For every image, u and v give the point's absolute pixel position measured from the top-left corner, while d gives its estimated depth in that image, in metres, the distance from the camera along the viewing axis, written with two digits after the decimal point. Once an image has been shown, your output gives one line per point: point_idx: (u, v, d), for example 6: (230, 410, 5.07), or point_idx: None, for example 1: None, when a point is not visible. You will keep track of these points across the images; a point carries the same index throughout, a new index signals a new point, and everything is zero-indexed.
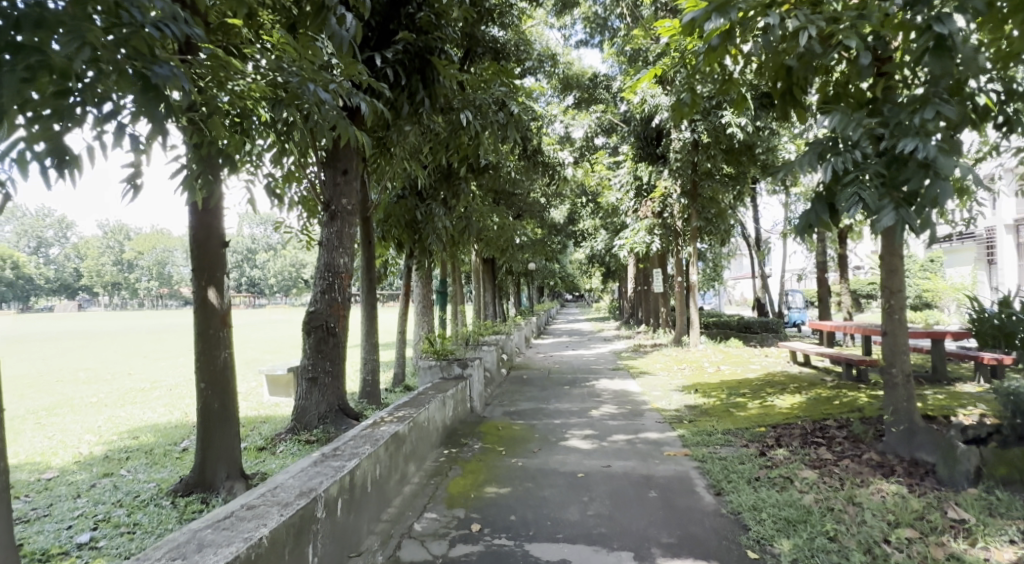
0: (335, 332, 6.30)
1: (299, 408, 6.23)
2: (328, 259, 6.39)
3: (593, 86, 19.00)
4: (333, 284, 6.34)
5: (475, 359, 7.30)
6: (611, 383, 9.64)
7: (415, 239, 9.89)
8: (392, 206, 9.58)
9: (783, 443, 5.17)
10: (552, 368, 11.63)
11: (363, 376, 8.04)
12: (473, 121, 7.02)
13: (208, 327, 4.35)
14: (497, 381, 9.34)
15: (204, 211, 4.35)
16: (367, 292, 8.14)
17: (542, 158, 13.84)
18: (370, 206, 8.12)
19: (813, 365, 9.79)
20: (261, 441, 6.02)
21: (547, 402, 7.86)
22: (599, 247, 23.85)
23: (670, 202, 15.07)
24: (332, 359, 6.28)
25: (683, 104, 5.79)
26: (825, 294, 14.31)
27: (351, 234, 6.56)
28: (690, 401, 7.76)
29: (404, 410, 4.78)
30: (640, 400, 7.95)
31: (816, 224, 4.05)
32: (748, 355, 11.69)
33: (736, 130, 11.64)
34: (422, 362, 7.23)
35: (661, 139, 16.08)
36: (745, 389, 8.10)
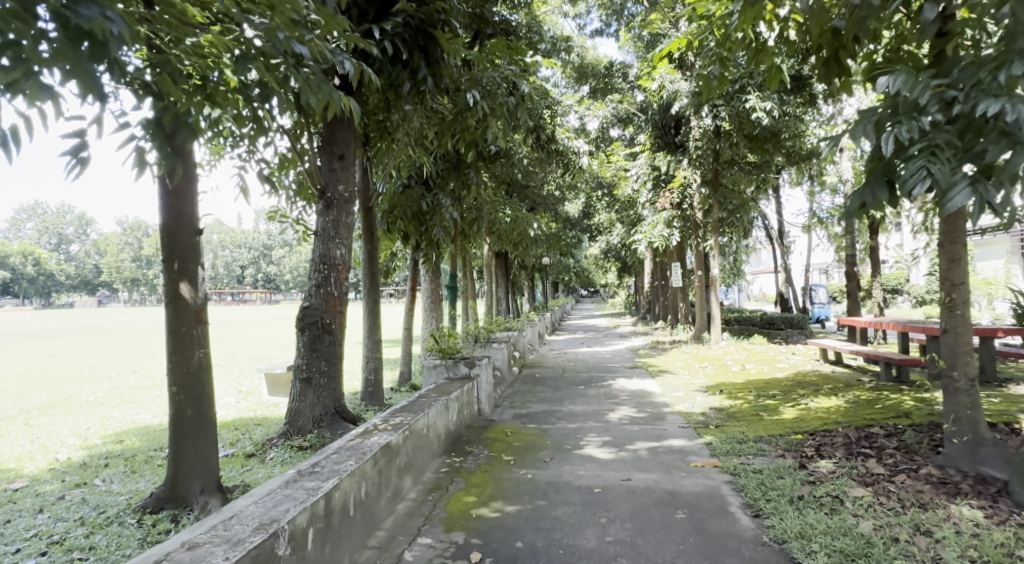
0: (331, 329, 5.85)
1: (293, 410, 5.77)
2: (323, 250, 5.93)
3: (609, 75, 18.47)
4: (330, 277, 5.89)
5: (484, 358, 6.81)
6: (629, 382, 9.11)
7: (423, 231, 9.43)
8: (397, 195, 9.10)
9: (825, 455, 4.61)
10: (566, 365, 11.12)
11: (366, 376, 7.57)
12: (480, 102, 6.50)
13: (180, 324, 3.88)
14: (508, 380, 8.84)
15: (176, 195, 3.88)
16: (369, 287, 7.68)
17: (556, 147, 13.35)
18: (372, 194, 7.65)
19: (845, 363, 9.18)
20: (251, 446, 5.58)
21: (560, 404, 7.35)
22: (615, 241, 23.29)
23: (689, 193, 14.47)
24: (328, 359, 5.83)
25: (714, 78, 5.36)
26: (852, 289, 13.63)
27: (348, 223, 6.09)
28: (715, 403, 7.20)
29: (401, 417, 4.30)
30: (660, 401, 7.43)
31: (872, 205, 3.39)
32: (774, 352, 11.08)
33: (762, 115, 11.07)
34: (427, 361, 6.75)
35: (680, 128, 15.47)
36: (774, 391, 7.53)
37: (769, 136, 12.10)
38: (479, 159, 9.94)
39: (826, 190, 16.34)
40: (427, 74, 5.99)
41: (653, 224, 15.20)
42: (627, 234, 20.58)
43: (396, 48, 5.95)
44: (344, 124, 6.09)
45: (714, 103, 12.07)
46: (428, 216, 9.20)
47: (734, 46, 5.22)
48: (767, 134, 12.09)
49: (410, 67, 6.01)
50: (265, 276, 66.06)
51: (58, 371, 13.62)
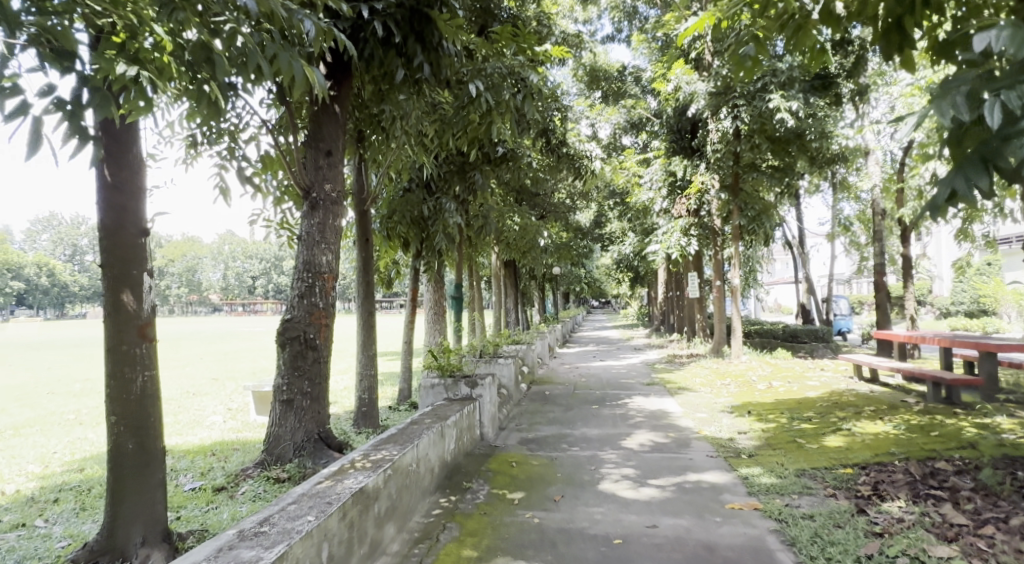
0: (315, 345, 5.24)
1: (271, 436, 5.14)
2: (307, 256, 5.33)
3: (621, 79, 17.91)
4: (315, 286, 5.29)
5: (487, 376, 6.15)
6: (647, 401, 8.40)
7: (425, 236, 8.85)
8: (397, 199, 8.53)
9: (886, 496, 3.90)
10: (578, 381, 10.41)
11: (359, 395, 6.91)
12: (484, 93, 5.84)
13: (121, 342, 3.26)
14: (515, 399, 8.17)
15: (116, 189, 3.27)
16: (363, 297, 7.05)
17: (567, 152, 12.74)
18: (367, 196, 7.16)
19: (882, 381, 8.42)
20: (223, 477, 4.94)
21: (571, 427, 6.66)
22: (627, 251, 22.62)
23: (707, 199, 13.80)
24: (312, 379, 5.21)
25: (748, 57, 4.71)
26: (881, 300, 12.84)
27: (336, 227, 5.47)
28: (744, 427, 6.48)
29: (383, 451, 3.65)
30: (683, 423, 6.74)
31: (967, 191, 2.69)
32: (801, 368, 10.32)
33: (786, 115, 10.40)
34: (424, 379, 6.11)
35: (697, 132, 15.02)
36: (809, 412, 6.79)
37: (793, 138, 11.44)
38: (485, 161, 9.34)
39: (849, 197, 15.61)
40: (424, 62, 5.40)
41: (669, 233, 14.54)
42: (640, 243, 19.91)
43: (389, 31, 5.35)
44: (331, 117, 5.49)
45: (734, 102, 11.44)
46: (431, 221, 8.61)
47: (769, 23, 4.58)
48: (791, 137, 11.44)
49: (406, 52, 5.42)
50: (275, 287, 65.86)
51: (51, 385, 13.15)
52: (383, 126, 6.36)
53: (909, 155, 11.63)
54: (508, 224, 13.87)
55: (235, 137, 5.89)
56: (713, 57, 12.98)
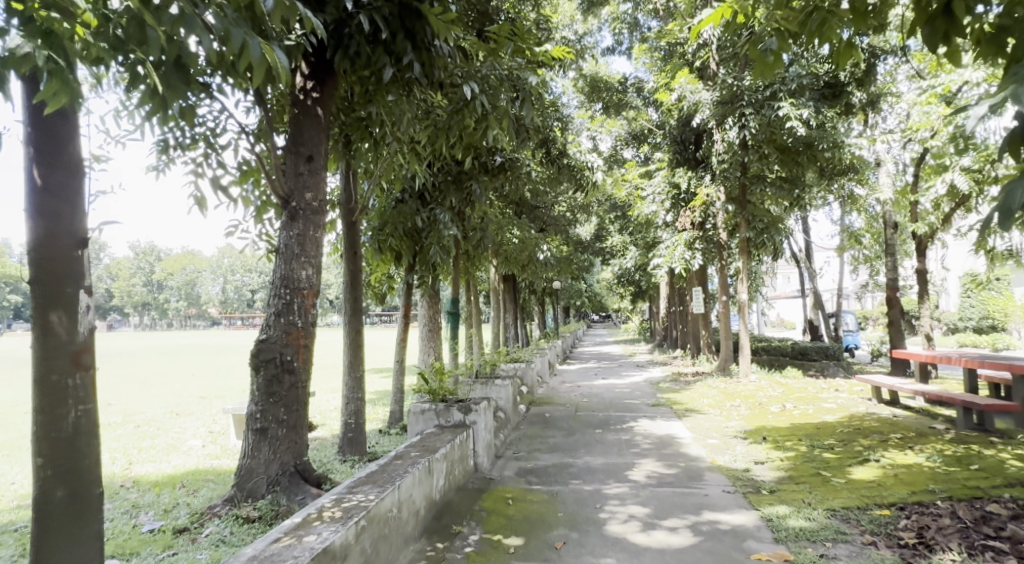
0: (293, 369, 4.76)
1: (242, 469, 4.63)
2: (284, 270, 4.88)
3: (622, 91, 17.59)
4: (293, 303, 4.84)
5: (482, 401, 5.66)
6: (654, 424, 7.91)
7: (419, 249, 8.42)
8: (388, 209, 8.11)
9: (935, 546, 3.42)
10: (580, 402, 9.90)
11: (345, 420, 6.43)
12: (479, 96, 5.41)
13: (49, 372, 2.76)
14: (513, 422, 7.68)
15: (47, 192, 2.79)
16: (350, 314, 6.56)
17: (568, 163, 12.36)
18: (356, 207, 6.75)
19: (903, 405, 7.92)
20: (187, 515, 4.45)
21: (573, 456, 6.16)
22: (629, 265, 22.18)
23: (713, 212, 13.39)
24: (288, 406, 4.73)
25: (769, 53, 4.25)
26: (895, 316, 12.35)
27: (317, 239, 5.03)
28: (761, 456, 5.98)
29: (358, 497, 3.17)
30: (694, 451, 6.24)
31: None
32: (814, 389, 9.81)
33: (797, 122, 10.01)
34: (414, 404, 5.54)
35: (700, 143, 14.93)
36: (830, 440, 6.30)
37: (804, 149, 11.04)
38: (481, 170, 8.94)
39: (857, 210, 15.21)
40: (413, 60, 4.98)
41: (673, 247, 14.09)
42: (642, 257, 19.45)
43: (376, 26, 4.93)
44: (313, 121, 5.06)
45: (742, 111, 11.07)
46: (425, 232, 8.19)
47: (791, 16, 4.16)
48: (802, 147, 11.04)
49: (394, 50, 4.99)
50: None
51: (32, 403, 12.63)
52: (371, 132, 5.94)
53: (921, 166, 11.23)
54: (507, 237, 13.43)
55: (212, 143, 5.41)
56: (718, 66, 12.66)
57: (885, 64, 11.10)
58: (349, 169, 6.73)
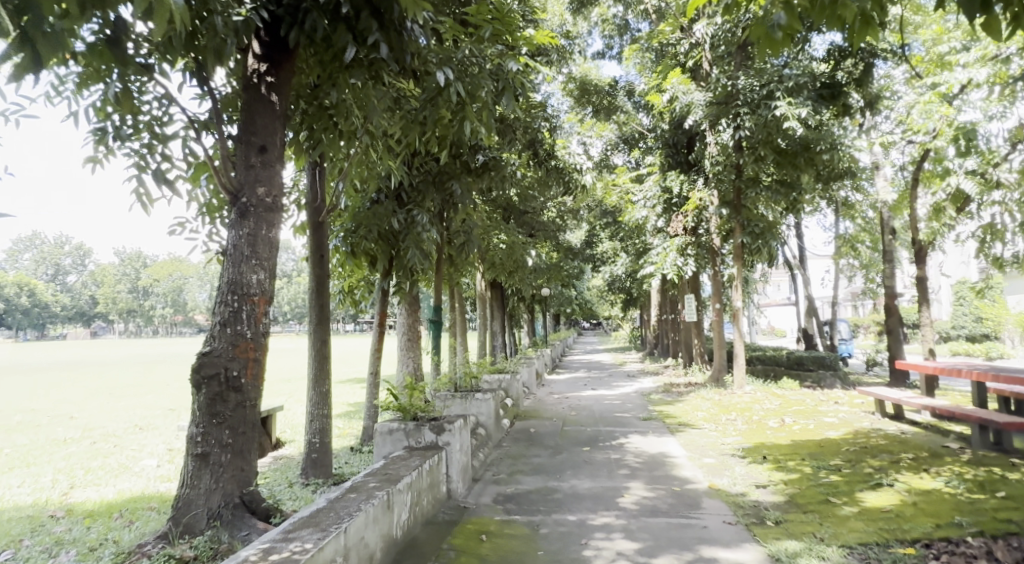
0: (239, 386, 4.22)
1: (180, 500, 4.07)
2: (232, 274, 4.34)
3: (612, 94, 17.21)
4: (242, 311, 4.30)
5: (457, 420, 5.14)
6: (645, 441, 7.40)
7: (395, 252, 7.88)
8: (362, 210, 7.58)
9: None
10: (567, 415, 9.37)
11: (308, 439, 5.87)
12: (453, 82, 4.89)
13: None
14: (494, 439, 7.14)
15: None
16: (316, 322, 6.01)
17: (557, 165, 11.93)
18: (324, 206, 6.21)
19: (909, 420, 7.46)
20: (111, 555, 3.86)
21: (558, 478, 5.63)
22: (619, 272, 21.74)
23: (707, 216, 12.98)
24: (234, 428, 4.18)
25: (777, 29, 3.74)
26: (893, 325, 11.93)
27: (270, 239, 4.49)
28: (762, 479, 5.46)
29: (290, 548, 2.62)
30: (690, 473, 5.73)
31: None
32: (813, 402, 9.34)
33: (795, 122, 9.60)
34: (381, 424, 5.03)
35: (693, 147, 14.54)
36: (837, 460, 5.81)
37: (800, 151, 10.65)
38: (463, 171, 8.42)
39: (853, 216, 14.83)
40: (378, 40, 4.45)
41: (664, 253, 13.65)
42: (633, 264, 19.01)
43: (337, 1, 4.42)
44: (267, 108, 4.53)
45: (738, 112, 10.66)
46: (402, 235, 7.65)
47: None
48: (799, 149, 10.64)
49: (358, 28, 4.46)
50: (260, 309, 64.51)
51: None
52: (337, 123, 5.39)
53: (921, 170, 10.84)
54: (494, 242, 12.94)
55: (157, 133, 4.83)
56: (711, 67, 12.30)
57: (884, 64, 10.72)
58: (316, 165, 6.20)
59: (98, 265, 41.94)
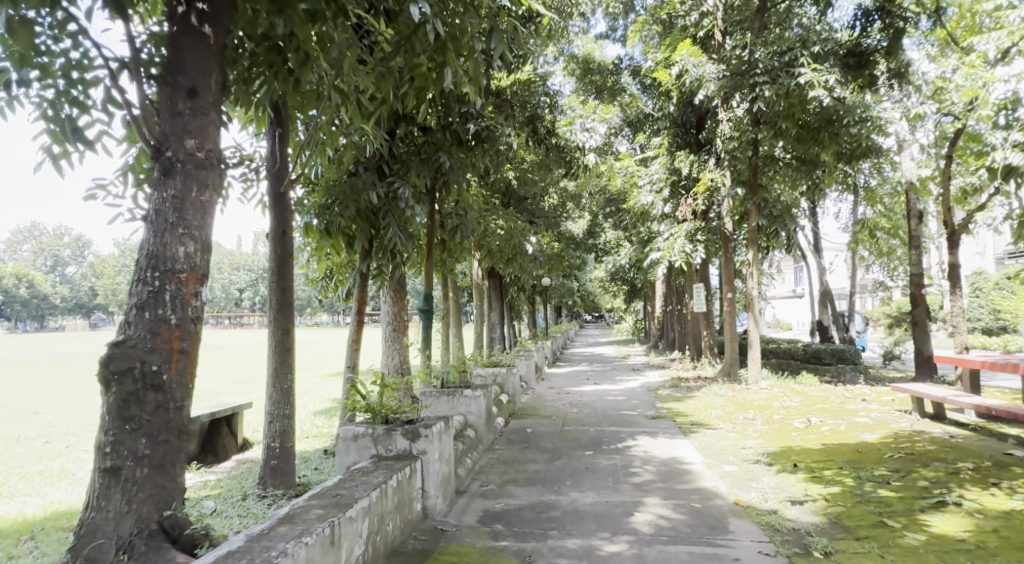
0: (160, 384, 3.38)
1: (83, 525, 3.24)
2: (152, 245, 3.49)
3: (616, 74, 16.39)
4: (166, 291, 3.47)
5: (436, 424, 4.32)
6: (655, 443, 6.59)
7: (375, 230, 7.00)
8: (337, 182, 6.76)
9: None
10: (568, 413, 8.56)
11: (266, 444, 5.05)
12: (431, 16, 4.01)
13: None
14: (485, 441, 6.32)
15: None
16: (277, 308, 5.18)
17: (557, 144, 11.04)
18: (288, 174, 5.36)
19: (952, 420, 6.64)
20: None
21: (555, 491, 4.81)
22: (623, 262, 20.90)
23: (719, 199, 12.15)
24: (152, 436, 3.34)
25: None
26: (919, 316, 11.08)
27: (202, 203, 3.65)
28: (796, 493, 4.63)
29: None
30: (711, 485, 4.89)
31: None
32: (839, 400, 8.52)
33: (822, 90, 8.75)
34: (344, 429, 4.21)
35: (704, 126, 13.78)
36: (882, 469, 4.98)
37: (823, 126, 9.76)
38: (452, 142, 7.60)
39: (872, 200, 14.01)
40: None
41: (672, 239, 12.82)
42: (638, 253, 18.17)
43: None
44: (200, 42, 3.69)
45: (755, 82, 9.84)
46: (382, 211, 6.81)
47: None
48: (821, 122, 9.73)
49: None
50: None
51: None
52: (292, 69, 4.50)
53: (953, 148, 10.00)
54: (491, 226, 12.13)
55: (73, 78, 3.99)
56: (724, 37, 11.47)
57: (914, 31, 9.85)
58: (278, 128, 5.35)
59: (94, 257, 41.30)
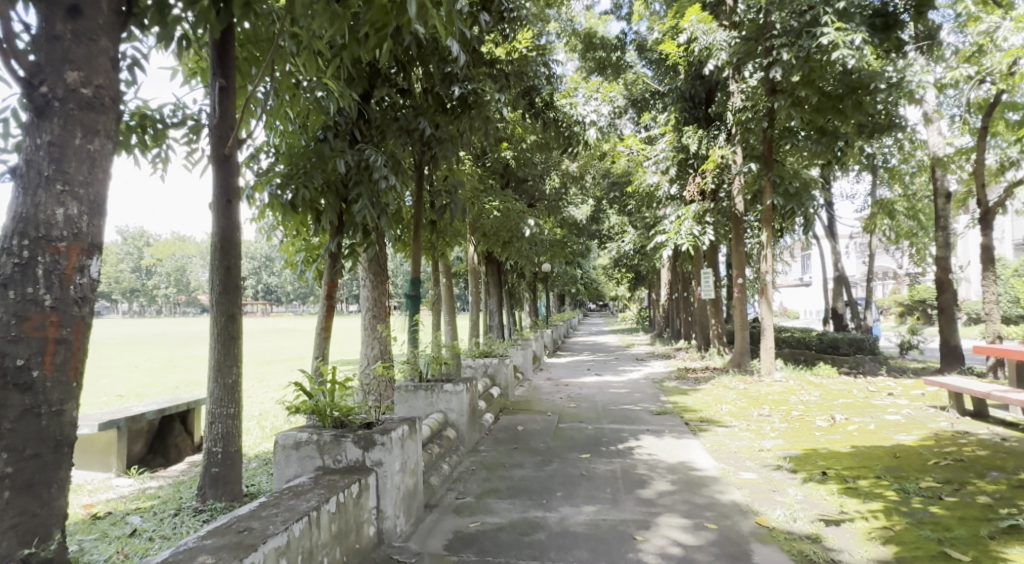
0: (29, 383, 2.60)
1: None
2: (19, 205, 2.69)
3: (620, 49, 15.52)
4: (37, 264, 2.66)
5: (396, 429, 3.58)
6: (660, 444, 5.83)
7: (346, 203, 6.23)
8: (303, 150, 6.01)
9: None
10: (565, 408, 7.82)
11: (207, 450, 4.33)
12: None
13: None
14: (467, 442, 5.59)
15: None
16: (221, 291, 4.41)
17: (554, 118, 10.16)
18: (234, 134, 4.53)
19: (998, 419, 5.88)
20: None
21: (544, 505, 4.07)
22: (626, 248, 20.08)
23: (730, 177, 11.33)
24: (17, 449, 2.56)
25: None
26: (947, 303, 10.27)
27: (89, 153, 2.85)
28: (830, 509, 3.90)
29: None
30: (728, 498, 4.14)
31: None
32: (863, 394, 7.75)
33: (847, 51, 7.90)
34: (284, 437, 3.45)
35: (714, 101, 12.98)
36: (930, 479, 4.23)
37: (846, 93, 9.01)
38: (435, 108, 6.90)
39: (894, 180, 13.14)
40: None
41: (679, 221, 12.03)
42: (643, 238, 17.36)
43: None
44: None
45: (773, 45, 9.04)
46: (352, 181, 6.00)
47: None
48: (846, 89, 8.92)
49: None
50: None
51: None
52: None
53: (990, 119, 9.13)
54: (485, 207, 11.33)
55: None
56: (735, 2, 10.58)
57: None
58: (221, 80, 4.52)
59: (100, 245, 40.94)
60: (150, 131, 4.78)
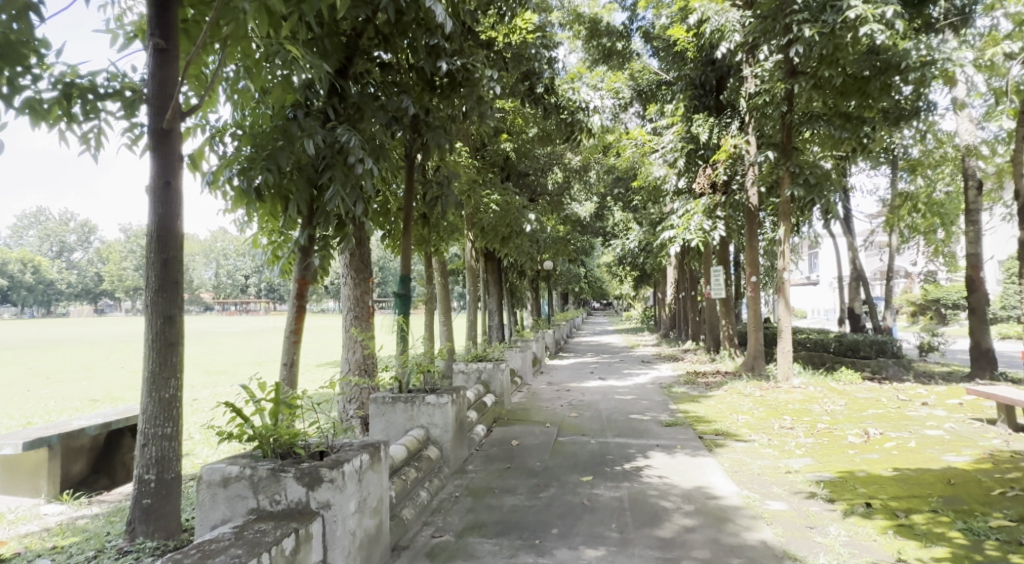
0: None
1: None
2: None
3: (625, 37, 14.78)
4: None
5: (352, 459, 2.89)
6: (671, 463, 5.13)
7: (319, 189, 5.53)
8: (270, 130, 5.32)
9: None
10: (565, 418, 7.12)
11: (138, 477, 3.66)
12: None
13: None
14: (451, 462, 4.89)
15: None
16: (155, 289, 3.71)
17: (556, 103, 9.39)
18: (173, 104, 3.83)
19: None
20: None
21: (538, 546, 3.39)
22: (632, 245, 19.32)
23: (744, 168, 10.58)
24: None
25: None
26: (978, 302, 9.52)
27: None
28: (885, 554, 3.21)
29: None
30: (759, 538, 3.44)
31: None
32: (896, 403, 7.01)
33: (877, 26, 7.13)
34: (209, 471, 2.77)
35: (724, 89, 12.24)
36: (1001, 516, 3.53)
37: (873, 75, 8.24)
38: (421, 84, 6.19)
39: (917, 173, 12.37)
40: None
41: (688, 216, 11.30)
42: (649, 235, 16.60)
43: None
44: None
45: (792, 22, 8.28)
46: (323, 164, 5.29)
47: None
48: (872, 70, 8.12)
49: None
50: None
51: None
52: None
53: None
54: (482, 200, 10.62)
55: None
56: None
57: None
58: (157, 39, 3.82)
59: (103, 243, 40.53)
60: (82, 105, 4.14)
